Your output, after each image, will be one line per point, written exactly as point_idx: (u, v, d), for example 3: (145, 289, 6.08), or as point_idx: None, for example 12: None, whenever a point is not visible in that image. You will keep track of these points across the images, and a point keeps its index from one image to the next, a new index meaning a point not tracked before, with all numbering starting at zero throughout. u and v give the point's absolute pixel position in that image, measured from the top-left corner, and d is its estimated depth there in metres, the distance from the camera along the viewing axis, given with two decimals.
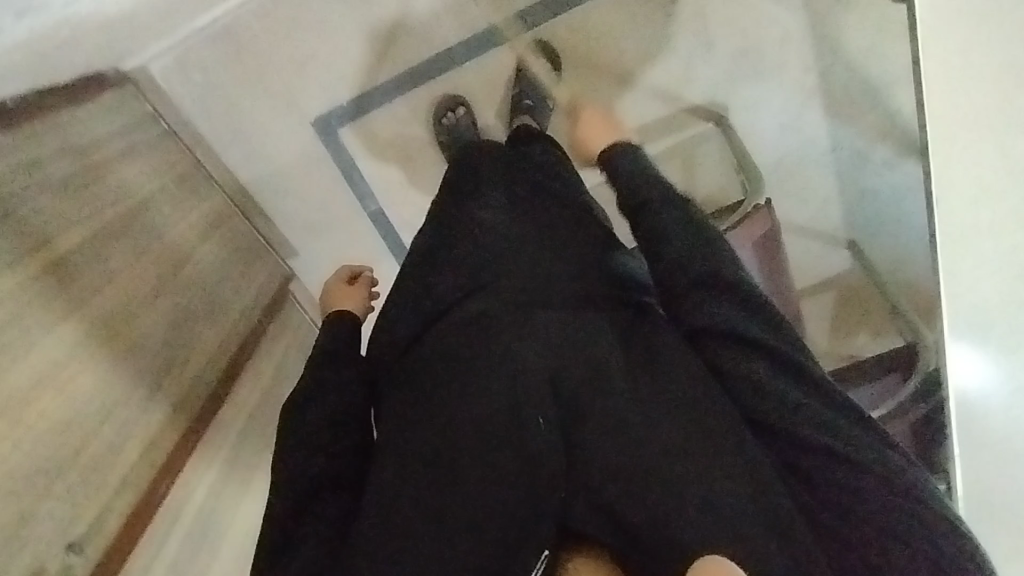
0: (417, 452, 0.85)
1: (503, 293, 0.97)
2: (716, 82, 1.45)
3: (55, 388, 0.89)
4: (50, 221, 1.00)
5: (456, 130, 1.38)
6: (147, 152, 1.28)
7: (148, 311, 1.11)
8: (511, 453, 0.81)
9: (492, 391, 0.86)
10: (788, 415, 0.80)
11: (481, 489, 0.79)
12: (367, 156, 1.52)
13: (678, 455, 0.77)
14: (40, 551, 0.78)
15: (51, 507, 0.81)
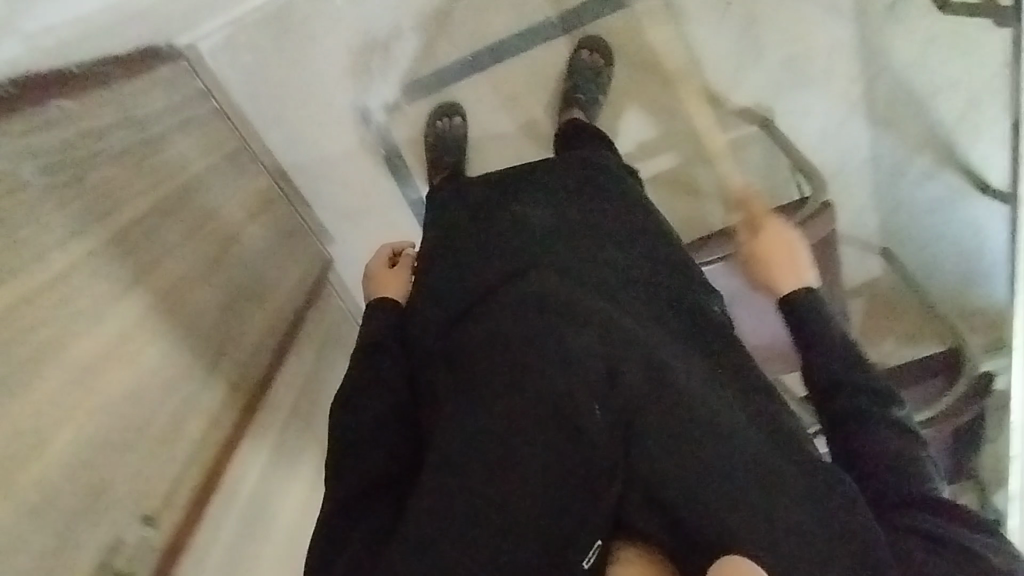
0: (463, 438, 0.77)
1: (557, 283, 0.91)
2: (767, 85, 1.46)
3: (123, 362, 0.87)
4: (116, 190, 0.97)
5: (442, 138, 1.42)
6: (201, 128, 1.25)
7: (205, 288, 1.08)
8: (568, 433, 0.73)
9: (543, 376, 0.79)
10: (861, 434, 0.81)
11: (525, 477, 0.71)
12: (407, 144, 1.49)
13: (755, 457, 0.76)
14: (116, 524, 0.77)
15: (124, 481, 0.80)
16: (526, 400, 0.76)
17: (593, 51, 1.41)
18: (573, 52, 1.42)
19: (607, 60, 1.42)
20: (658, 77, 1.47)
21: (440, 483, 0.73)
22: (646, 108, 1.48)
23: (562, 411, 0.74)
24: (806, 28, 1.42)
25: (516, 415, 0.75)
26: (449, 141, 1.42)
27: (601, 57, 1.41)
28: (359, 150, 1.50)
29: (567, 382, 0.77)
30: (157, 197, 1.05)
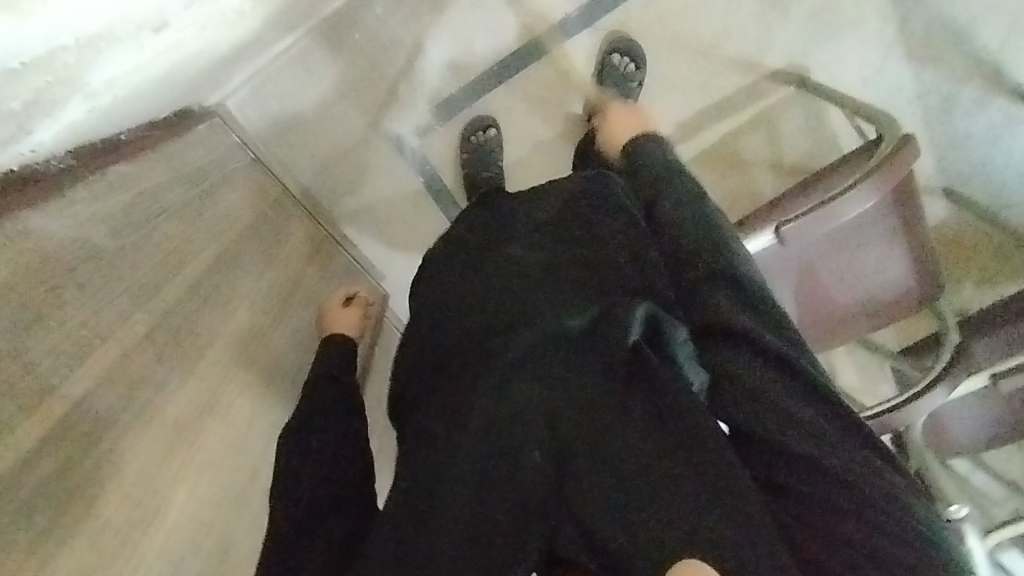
0: (426, 476, 0.78)
1: (512, 310, 0.92)
2: (797, 44, 1.43)
3: (218, 415, 0.87)
4: (180, 245, 0.96)
5: (482, 154, 1.40)
6: (244, 180, 1.24)
7: (275, 331, 1.07)
8: (509, 471, 0.74)
9: (491, 413, 0.79)
10: (780, 414, 0.70)
11: (466, 508, 0.72)
12: (445, 164, 1.50)
13: (657, 462, 0.69)
14: None
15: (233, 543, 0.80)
16: (469, 451, 0.77)
17: (623, 55, 1.36)
18: (602, 57, 1.37)
19: (638, 64, 1.36)
20: (686, 52, 1.44)
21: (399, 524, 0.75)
22: (678, 85, 1.46)
23: (504, 455, 0.75)
24: None
25: (464, 456, 0.76)
26: (486, 158, 1.39)
27: (632, 61, 1.35)
28: (396, 178, 1.50)
29: (516, 424, 0.78)
30: (218, 252, 1.03)
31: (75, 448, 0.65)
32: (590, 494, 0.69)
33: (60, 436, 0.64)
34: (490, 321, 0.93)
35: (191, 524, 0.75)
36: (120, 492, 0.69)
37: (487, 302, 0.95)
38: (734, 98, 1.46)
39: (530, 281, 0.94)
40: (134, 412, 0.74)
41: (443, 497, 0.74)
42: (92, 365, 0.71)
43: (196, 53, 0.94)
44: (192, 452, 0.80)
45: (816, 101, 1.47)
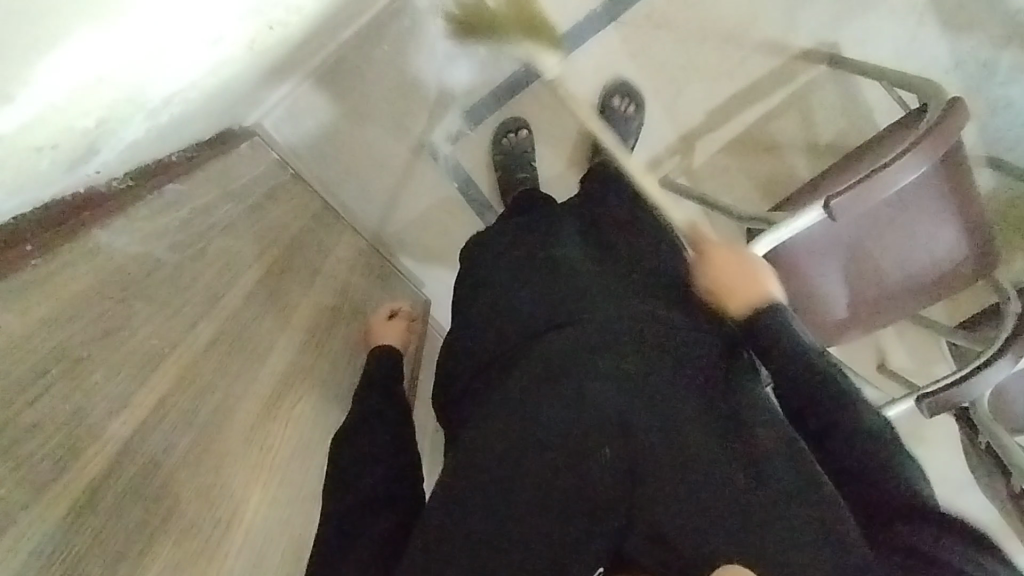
0: (487, 478, 0.80)
1: (565, 312, 0.92)
2: (825, 22, 1.41)
3: (280, 419, 0.88)
4: (234, 257, 0.98)
5: (512, 156, 1.42)
6: (286, 195, 1.27)
7: (327, 338, 1.09)
8: (577, 479, 0.77)
9: (556, 420, 0.81)
10: (843, 437, 0.75)
11: (536, 512, 0.76)
12: (478, 168, 1.50)
13: (725, 476, 0.74)
14: None
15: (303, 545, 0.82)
16: (537, 457, 0.80)
17: (622, 97, 1.42)
18: (603, 99, 1.43)
19: (636, 105, 1.42)
20: (712, 39, 1.43)
21: (463, 524, 0.77)
22: (706, 73, 1.45)
23: (569, 460, 0.78)
24: None
25: (528, 460, 0.79)
26: (518, 155, 1.42)
27: (631, 102, 1.41)
28: (429, 185, 1.51)
29: (575, 428, 0.80)
30: (269, 264, 1.05)
31: (158, 453, 0.68)
32: (657, 496, 0.74)
33: (145, 440, 0.67)
34: (542, 324, 0.93)
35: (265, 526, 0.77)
36: (198, 496, 0.70)
37: (530, 310, 0.96)
38: (765, 82, 1.45)
39: (580, 284, 0.95)
40: (208, 416, 0.76)
41: (510, 498, 0.77)
42: (166, 372, 0.73)
43: (240, 71, 0.97)
44: (261, 457, 0.82)
45: (849, 78, 1.45)
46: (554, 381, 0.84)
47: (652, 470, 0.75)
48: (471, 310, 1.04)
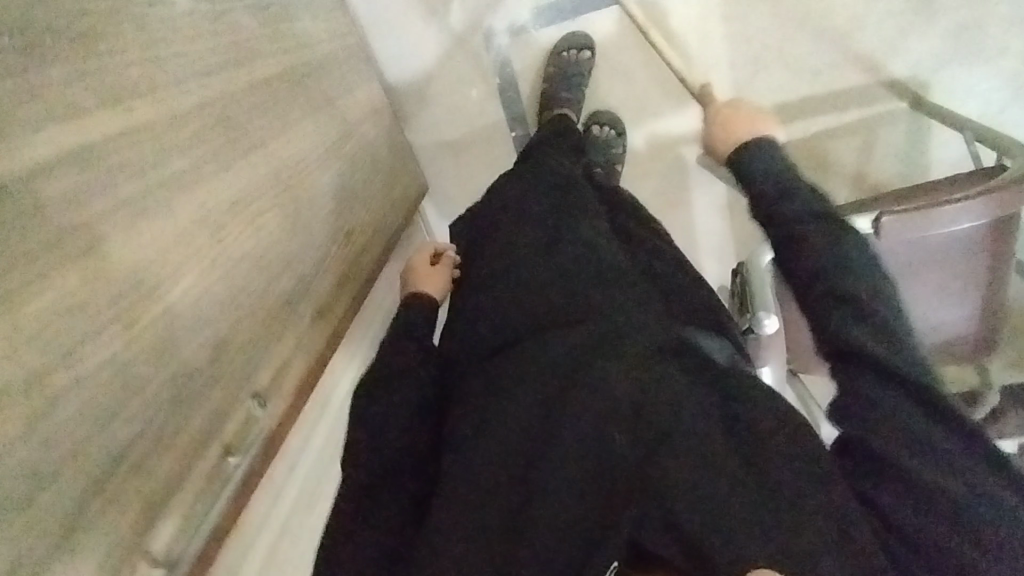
0: (487, 448, 0.70)
1: (583, 291, 0.84)
2: (926, 56, 1.32)
3: (245, 215, 0.76)
4: (247, 39, 0.87)
5: (565, 72, 1.34)
6: (324, 12, 1.14)
7: (324, 168, 0.99)
8: (587, 466, 0.67)
9: (565, 399, 0.71)
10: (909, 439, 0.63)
11: (537, 489, 0.66)
12: (529, 73, 1.42)
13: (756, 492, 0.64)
14: (228, 397, 0.66)
15: (235, 356, 0.68)
16: (538, 432, 0.70)
17: (604, 124, 1.41)
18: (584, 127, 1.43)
19: (618, 131, 1.42)
20: (809, 32, 1.32)
21: (452, 489, 0.69)
22: (789, 65, 1.35)
23: (580, 446, 0.68)
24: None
25: (532, 446, 0.69)
26: (570, 78, 1.34)
27: (611, 128, 1.41)
28: (474, 74, 1.41)
29: (586, 414, 0.70)
30: (282, 67, 0.94)
31: (131, 205, 0.59)
32: (679, 489, 0.63)
33: (118, 184, 0.58)
34: (558, 297, 0.84)
35: (269, 359, 0.73)
36: (126, 252, 0.58)
37: (535, 283, 0.86)
38: (845, 96, 1.37)
39: (611, 277, 0.86)
40: (182, 195, 0.66)
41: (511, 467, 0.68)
42: (121, 112, 0.61)
43: None
44: (224, 253, 0.70)
45: (924, 122, 1.38)
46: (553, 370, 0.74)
47: (666, 455, 0.65)
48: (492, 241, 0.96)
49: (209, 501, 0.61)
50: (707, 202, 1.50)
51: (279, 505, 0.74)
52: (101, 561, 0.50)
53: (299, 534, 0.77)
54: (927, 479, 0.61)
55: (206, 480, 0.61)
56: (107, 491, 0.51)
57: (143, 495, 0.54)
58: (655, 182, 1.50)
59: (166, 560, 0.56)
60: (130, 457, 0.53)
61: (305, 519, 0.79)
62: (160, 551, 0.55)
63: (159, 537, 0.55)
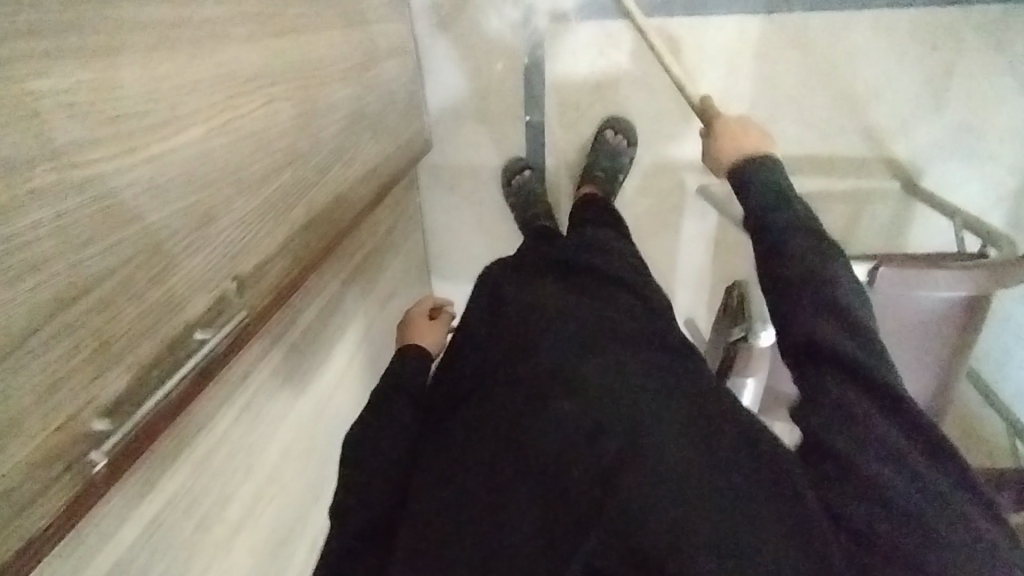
0: (464, 473, 0.75)
1: (585, 316, 0.85)
2: (927, 143, 1.38)
3: (263, 92, 0.69)
4: None
5: (520, 192, 1.48)
6: None
7: (345, 79, 0.91)
8: (547, 493, 0.70)
9: (537, 438, 0.73)
10: (854, 431, 0.66)
11: (505, 515, 0.70)
12: (558, 62, 1.40)
13: (716, 511, 0.66)
14: (200, 278, 0.57)
15: (219, 237, 0.60)
16: (509, 463, 0.73)
17: (617, 132, 1.42)
18: (598, 131, 1.44)
19: (629, 142, 1.43)
20: (832, 94, 1.36)
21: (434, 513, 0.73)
22: (803, 121, 1.40)
23: (552, 468, 0.71)
24: (993, 104, 1.31)
25: (502, 471, 0.73)
26: (529, 193, 1.48)
27: (623, 137, 1.42)
28: (505, 48, 1.40)
29: (562, 432, 0.73)
30: None
31: (151, 23, 0.52)
32: (634, 514, 0.66)
33: (150, 4, 0.52)
34: (543, 327, 0.85)
35: (257, 248, 0.67)
36: (126, 76, 0.49)
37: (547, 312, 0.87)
38: (846, 163, 1.42)
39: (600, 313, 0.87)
40: (200, 40, 0.58)
41: (487, 500, 0.72)
42: None
43: None
44: (233, 121, 0.62)
45: (911, 205, 1.43)
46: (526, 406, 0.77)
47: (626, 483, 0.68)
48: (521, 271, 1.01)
49: (166, 367, 0.54)
50: (697, 231, 1.51)
51: (224, 409, 0.68)
52: (41, 389, 0.42)
53: (237, 443, 0.71)
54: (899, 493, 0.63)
55: (167, 344, 0.54)
56: (61, 314, 0.43)
57: (103, 335, 0.47)
58: (650, 201, 1.51)
59: (112, 411, 0.49)
60: (96, 288, 0.46)
61: (245, 434, 0.72)
62: (108, 401, 0.48)
63: (108, 385, 0.48)
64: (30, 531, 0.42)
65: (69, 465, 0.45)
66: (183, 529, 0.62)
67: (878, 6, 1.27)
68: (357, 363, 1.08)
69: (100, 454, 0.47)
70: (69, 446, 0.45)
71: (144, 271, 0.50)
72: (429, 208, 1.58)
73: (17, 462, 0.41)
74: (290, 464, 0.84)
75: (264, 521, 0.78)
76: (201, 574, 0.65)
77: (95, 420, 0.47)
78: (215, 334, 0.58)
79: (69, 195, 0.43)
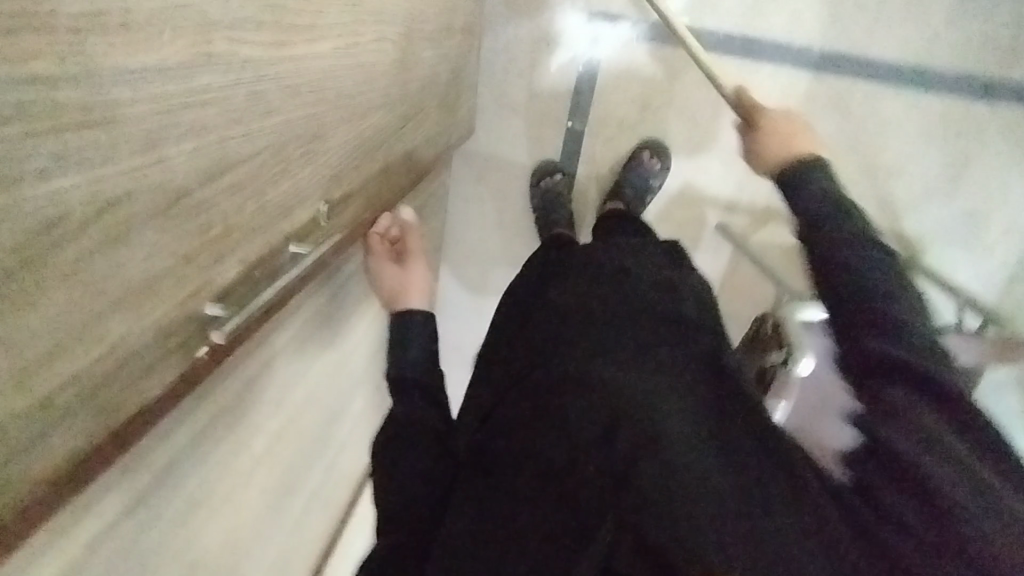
0: (497, 465, 0.74)
1: (628, 314, 0.85)
2: (935, 226, 1.44)
3: (391, 28, 0.68)
4: None
5: (545, 194, 1.48)
6: None
7: (442, 40, 0.91)
8: (564, 485, 0.68)
9: (556, 433, 0.71)
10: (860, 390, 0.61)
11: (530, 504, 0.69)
12: (614, 75, 1.43)
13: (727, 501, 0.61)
14: (295, 194, 0.56)
15: (321, 159, 0.58)
16: (530, 458, 0.72)
17: (653, 155, 1.44)
18: (635, 149, 1.46)
19: (663, 166, 1.45)
20: (860, 160, 1.42)
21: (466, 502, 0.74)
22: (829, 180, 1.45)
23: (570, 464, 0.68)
24: (1002, 198, 1.39)
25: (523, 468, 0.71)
26: (557, 202, 1.47)
27: (657, 160, 1.44)
28: (568, 52, 1.42)
29: (587, 428, 0.69)
30: None
31: None
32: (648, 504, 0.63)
33: None
34: (578, 326, 0.84)
35: (347, 179, 0.65)
36: None
37: (588, 317, 0.85)
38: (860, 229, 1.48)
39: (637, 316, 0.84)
40: None
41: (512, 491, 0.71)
42: None
43: None
44: (364, 45, 0.61)
45: (909, 280, 1.49)
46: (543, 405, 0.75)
47: (644, 473, 0.64)
48: (563, 264, 1.02)
49: (265, 272, 0.55)
50: (708, 266, 1.55)
51: (276, 336, 0.66)
52: (182, 255, 0.44)
53: (278, 375, 0.69)
54: (913, 451, 0.54)
55: (270, 249, 0.55)
56: (211, 186, 0.45)
57: (230, 219, 0.48)
58: (670, 230, 1.54)
59: (224, 297, 0.51)
60: (238, 168, 0.47)
61: (287, 367, 0.70)
62: (222, 288, 0.50)
63: (225, 270, 0.50)
64: (144, 394, 0.45)
65: (190, 338, 0.48)
66: (217, 450, 0.60)
67: (916, 86, 1.35)
68: (377, 325, 1.05)
69: (219, 335, 0.50)
70: (189, 321, 0.47)
71: (268, 167, 0.51)
72: (454, 192, 1.57)
73: (157, 321, 0.44)
74: (309, 411, 0.82)
75: (278, 462, 0.76)
76: (219, 498, 0.63)
77: (210, 304, 0.49)
78: (310, 251, 0.59)
79: (231, 68, 0.44)
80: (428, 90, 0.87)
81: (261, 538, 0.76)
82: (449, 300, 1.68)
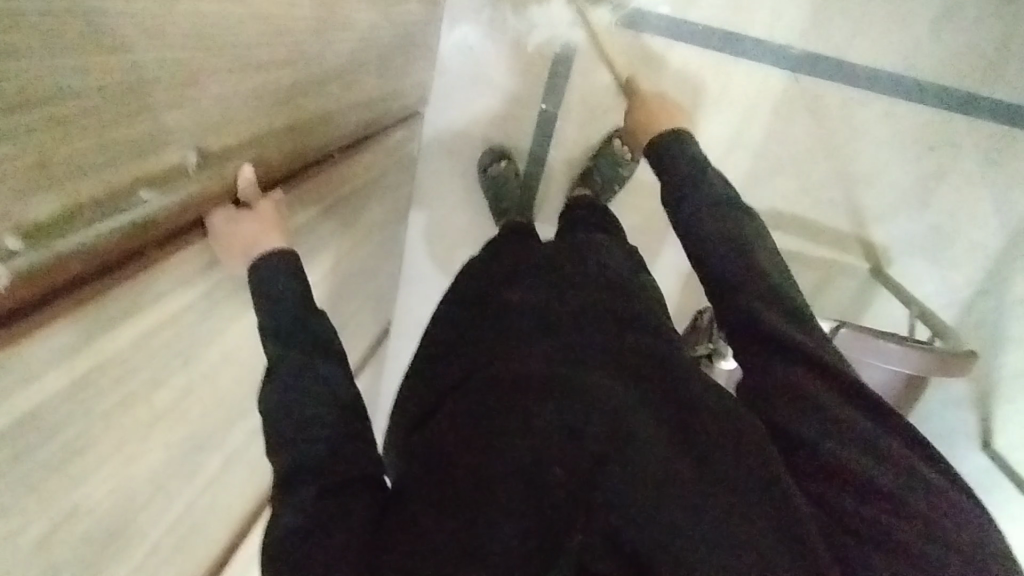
0: (438, 447, 0.66)
1: (553, 291, 0.83)
2: (905, 237, 1.42)
3: None
4: None
5: (494, 182, 1.47)
6: None
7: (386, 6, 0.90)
8: (523, 470, 0.61)
9: (536, 422, 0.64)
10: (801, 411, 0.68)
11: (493, 492, 0.61)
12: (587, 60, 1.41)
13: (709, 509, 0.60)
14: (172, 134, 0.53)
15: (211, 102, 0.56)
16: (485, 446, 0.64)
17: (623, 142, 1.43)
18: (607, 136, 1.44)
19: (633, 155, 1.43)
20: (831, 164, 1.40)
21: (412, 489, 0.64)
22: (797, 185, 1.43)
23: (531, 467, 0.61)
24: (969, 215, 1.38)
25: (480, 461, 0.63)
26: (504, 187, 1.47)
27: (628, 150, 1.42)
28: (541, 33, 1.40)
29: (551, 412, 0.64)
30: None
31: None
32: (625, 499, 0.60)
33: None
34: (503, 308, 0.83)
35: (247, 129, 0.63)
36: None
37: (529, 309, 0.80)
38: (828, 233, 1.46)
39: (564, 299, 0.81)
40: None
41: (461, 478, 0.62)
42: None
43: None
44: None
45: (873, 290, 1.48)
46: (508, 388, 0.68)
47: (615, 473, 0.61)
48: (505, 249, 1.00)
49: (97, 214, 0.49)
50: (675, 261, 1.54)
51: (180, 291, 0.64)
52: None
53: (187, 329, 0.67)
54: (888, 487, 0.63)
55: (113, 189, 0.49)
56: (11, 116, 0.38)
57: (47, 154, 0.42)
58: (639, 221, 1.52)
59: (28, 234, 0.43)
60: (55, 108, 0.41)
61: (196, 325, 0.69)
62: (30, 222, 0.43)
63: (36, 205, 0.43)
64: None
65: None
66: (102, 401, 0.56)
67: (894, 95, 1.33)
68: (318, 290, 1.03)
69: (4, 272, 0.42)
70: None
71: (111, 107, 0.46)
72: (422, 167, 1.56)
73: None
74: (227, 371, 0.79)
75: (185, 422, 0.72)
76: (110, 454, 0.59)
77: (8, 239, 0.42)
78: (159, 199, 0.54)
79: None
80: (362, 53, 0.85)
81: (169, 502, 0.73)
82: (415, 276, 1.67)
